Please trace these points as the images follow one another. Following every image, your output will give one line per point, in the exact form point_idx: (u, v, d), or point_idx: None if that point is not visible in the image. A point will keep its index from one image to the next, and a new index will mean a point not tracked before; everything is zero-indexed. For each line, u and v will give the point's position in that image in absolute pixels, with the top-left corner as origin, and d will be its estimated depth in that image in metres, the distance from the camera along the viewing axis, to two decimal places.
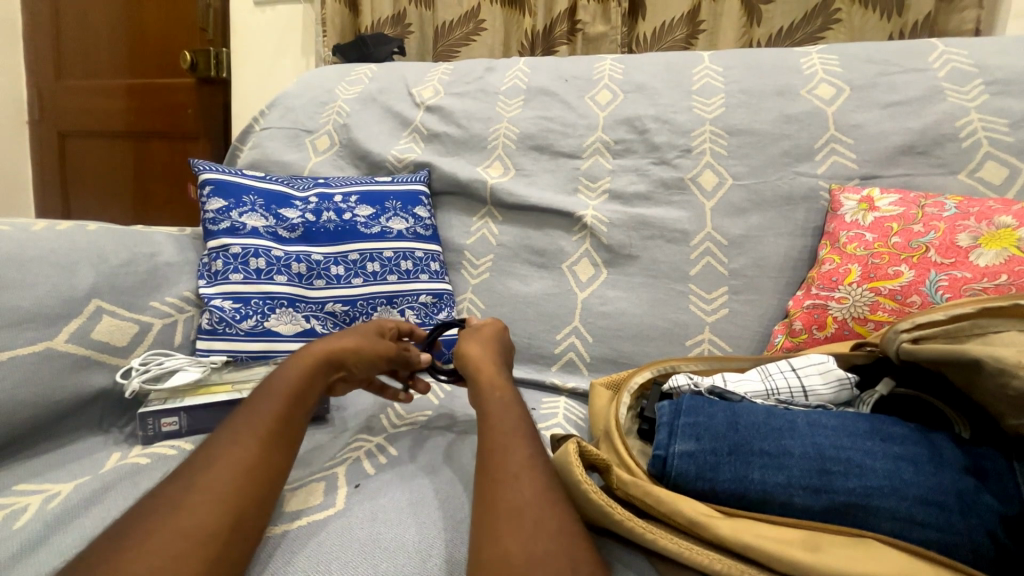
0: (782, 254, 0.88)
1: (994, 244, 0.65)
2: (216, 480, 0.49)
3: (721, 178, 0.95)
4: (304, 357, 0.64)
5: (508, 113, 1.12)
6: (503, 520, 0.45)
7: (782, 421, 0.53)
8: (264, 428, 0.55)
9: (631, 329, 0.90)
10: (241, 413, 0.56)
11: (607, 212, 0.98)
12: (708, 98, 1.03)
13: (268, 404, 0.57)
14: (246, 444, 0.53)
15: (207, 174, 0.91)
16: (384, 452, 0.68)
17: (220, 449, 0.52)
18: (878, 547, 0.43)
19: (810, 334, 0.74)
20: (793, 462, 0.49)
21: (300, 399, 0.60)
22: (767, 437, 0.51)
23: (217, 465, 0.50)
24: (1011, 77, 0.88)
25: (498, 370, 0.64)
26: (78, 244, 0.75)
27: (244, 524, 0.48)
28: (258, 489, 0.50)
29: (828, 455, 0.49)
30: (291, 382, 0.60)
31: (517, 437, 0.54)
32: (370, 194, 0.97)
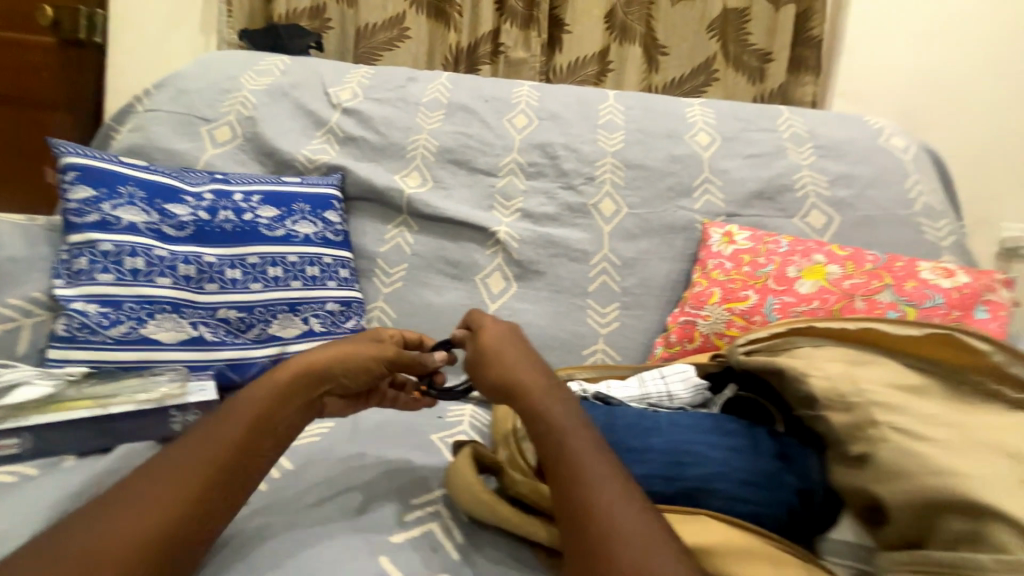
0: (665, 276, 1.02)
1: (813, 276, 0.83)
2: (154, 502, 0.47)
3: (618, 206, 1.07)
4: (284, 375, 0.59)
5: (428, 125, 1.14)
6: (590, 545, 0.44)
7: (648, 422, 0.62)
8: (215, 452, 0.52)
9: (536, 340, 0.97)
10: (192, 434, 0.54)
11: (519, 229, 1.04)
12: (611, 134, 1.15)
13: (232, 427, 0.54)
14: (183, 470, 0.50)
15: (71, 157, 0.80)
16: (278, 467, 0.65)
17: (163, 475, 0.49)
18: (711, 522, 0.52)
19: (683, 346, 0.87)
20: (653, 455, 0.57)
21: (264, 415, 0.56)
22: (634, 435, 0.60)
23: (154, 494, 0.48)
24: (830, 145, 1.12)
25: (533, 363, 0.58)
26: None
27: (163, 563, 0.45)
28: (189, 523, 0.48)
29: (680, 448, 0.58)
30: (262, 407, 0.57)
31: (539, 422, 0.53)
32: (275, 195, 0.92)
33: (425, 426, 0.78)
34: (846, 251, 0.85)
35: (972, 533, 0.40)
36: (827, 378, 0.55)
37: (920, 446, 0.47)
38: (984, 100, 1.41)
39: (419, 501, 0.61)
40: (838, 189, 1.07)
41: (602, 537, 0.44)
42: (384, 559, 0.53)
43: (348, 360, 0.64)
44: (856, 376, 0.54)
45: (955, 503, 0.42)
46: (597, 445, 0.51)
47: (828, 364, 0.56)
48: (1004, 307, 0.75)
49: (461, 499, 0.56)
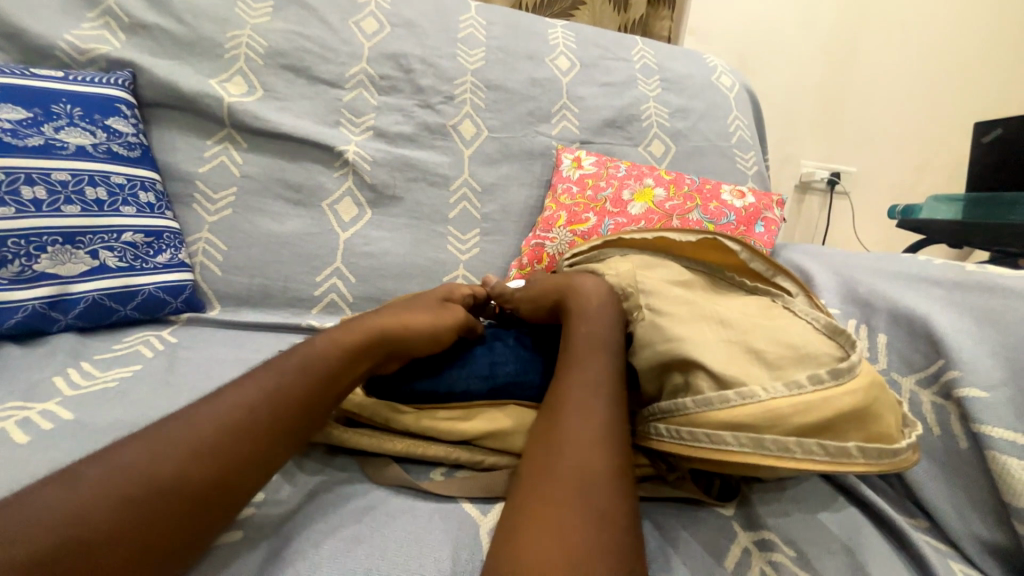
0: (523, 201, 1.04)
1: (642, 199, 0.91)
2: (168, 452, 0.41)
3: (478, 129, 1.04)
4: (363, 325, 0.55)
5: (252, 19, 0.94)
6: (546, 469, 0.42)
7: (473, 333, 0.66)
8: (214, 440, 0.42)
9: (394, 268, 0.93)
10: (209, 406, 0.45)
11: (371, 150, 0.96)
12: (471, 49, 1.08)
13: (271, 381, 0.48)
14: (175, 461, 0.40)
15: None
16: (51, 419, 0.55)
17: (151, 458, 0.40)
18: (515, 407, 0.58)
19: (533, 267, 0.92)
20: (471, 360, 0.61)
21: (288, 401, 0.47)
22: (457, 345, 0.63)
23: (136, 489, 0.38)
24: (673, 78, 1.21)
25: (600, 308, 0.57)
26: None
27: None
28: (178, 487, 0.39)
29: (496, 351, 0.62)
30: (318, 365, 0.50)
31: (569, 356, 0.52)
32: (20, 92, 0.70)
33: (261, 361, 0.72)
34: (670, 175, 0.95)
35: (686, 384, 0.50)
36: (616, 275, 0.62)
37: (663, 318, 0.54)
38: (799, 49, 1.63)
39: None
40: (676, 121, 1.17)
41: (563, 469, 0.41)
42: None
43: (417, 314, 0.60)
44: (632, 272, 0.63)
45: (678, 361, 0.50)
46: (609, 388, 0.49)
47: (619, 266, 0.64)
48: (777, 223, 0.93)
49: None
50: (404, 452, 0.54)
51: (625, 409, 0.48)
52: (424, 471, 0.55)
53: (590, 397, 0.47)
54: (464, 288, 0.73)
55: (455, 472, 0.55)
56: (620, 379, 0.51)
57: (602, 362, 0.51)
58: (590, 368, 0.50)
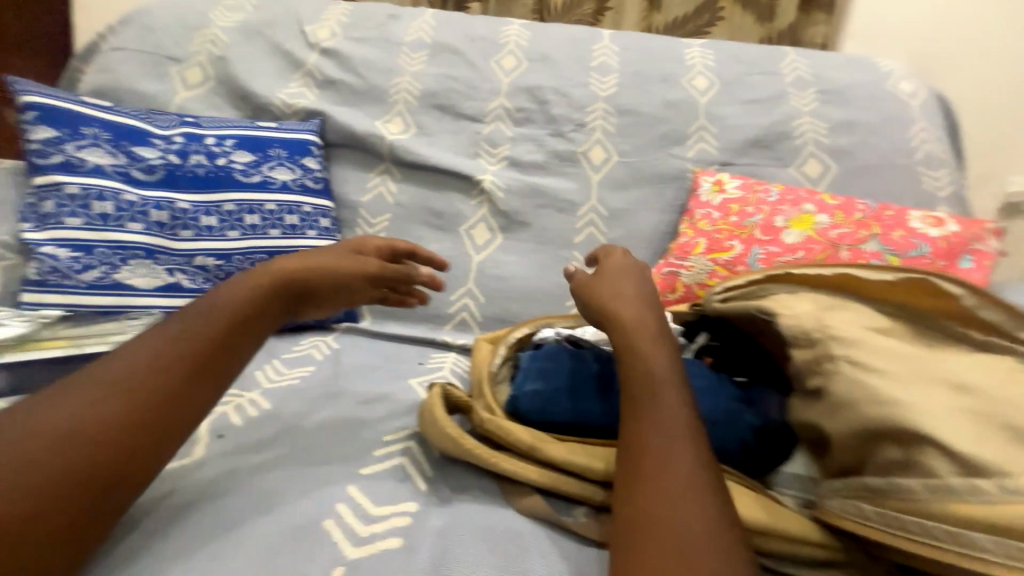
0: (654, 226, 0.99)
1: (801, 226, 0.81)
2: (114, 404, 0.45)
3: (608, 154, 1.04)
4: (261, 278, 0.59)
5: (412, 67, 1.08)
6: (651, 524, 0.41)
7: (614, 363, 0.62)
8: (180, 380, 0.49)
9: (521, 291, 0.95)
10: (111, 368, 0.47)
11: (505, 178, 1.01)
12: (604, 77, 1.09)
13: (190, 336, 0.51)
14: (133, 401, 0.45)
15: (30, 96, 0.74)
16: (254, 406, 0.66)
17: (108, 398, 0.45)
18: None
19: (665, 296, 0.86)
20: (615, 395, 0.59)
21: (235, 338, 0.54)
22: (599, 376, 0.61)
23: (105, 425, 0.44)
24: (835, 89, 1.07)
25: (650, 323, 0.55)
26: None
27: (92, 513, 0.42)
28: (131, 437, 0.44)
29: None
30: (225, 313, 0.54)
31: (640, 405, 0.49)
32: (250, 140, 0.89)
33: (405, 371, 0.78)
34: (837, 200, 0.83)
35: (904, 460, 0.42)
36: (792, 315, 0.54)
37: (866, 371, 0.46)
38: (1007, 42, 1.32)
39: (389, 438, 0.62)
40: (839, 136, 1.03)
41: (656, 546, 0.40)
42: (352, 489, 0.54)
43: (331, 262, 0.64)
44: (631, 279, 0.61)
45: (892, 428, 0.43)
46: (685, 428, 0.47)
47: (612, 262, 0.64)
48: (991, 256, 0.75)
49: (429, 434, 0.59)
50: (551, 487, 0.53)
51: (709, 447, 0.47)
52: (567, 508, 0.54)
53: (670, 460, 0.44)
54: (379, 239, 0.71)
55: (599, 515, 0.53)
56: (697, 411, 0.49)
57: (676, 414, 0.48)
58: (662, 403, 0.48)
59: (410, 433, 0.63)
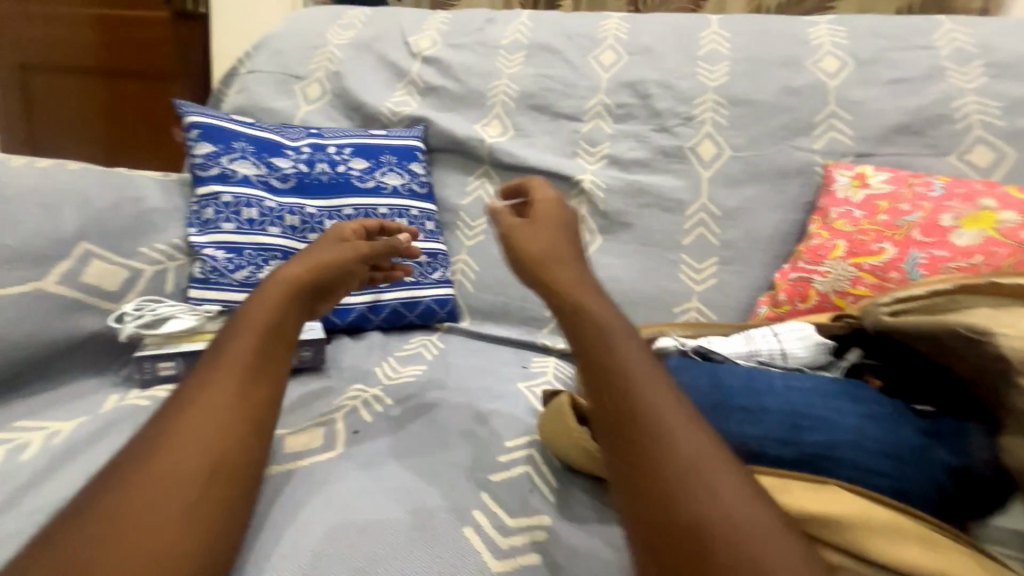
0: (774, 227, 0.90)
1: (975, 225, 0.69)
2: (204, 419, 0.46)
3: (720, 149, 0.95)
4: (283, 279, 0.59)
5: (509, 69, 1.08)
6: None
7: (759, 380, 0.54)
8: (260, 370, 0.52)
9: (623, 295, 0.91)
10: (196, 387, 0.48)
11: (606, 178, 0.97)
12: (713, 66, 1.00)
13: (244, 340, 0.52)
14: (218, 401, 0.48)
15: (193, 116, 0.85)
16: (379, 401, 0.68)
17: (197, 407, 0.47)
18: (841, 491, 0.45)
19: (793, 305, 0.78)
20: (769, 416, 0.50)
21: (290, 326, 0.58)
22: (746, 393, 0.53)
23: (205, 429, 0.46)
24: (1011, 60, 0.89)
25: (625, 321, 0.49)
26: (33, 191, 0.66)
27: (230, 504, 0.45)
28: (229, 446, 0.46)
29: (798, 410, 0.51)
30: (264, 313, 0.56)
31: (630, 396, 0.43)
32: (364, 147, 0.94)
33: (512, 374, 0.77)
34: None
35: None
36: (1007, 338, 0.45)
37: None
38: None
39: (512, 445, 0.60)
40: (1017, 117, 0.85)
41: None
42: (485, 495, 0.54)
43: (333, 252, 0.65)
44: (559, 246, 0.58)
45: None
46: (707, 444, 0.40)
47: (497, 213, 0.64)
48: None
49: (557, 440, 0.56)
50: None
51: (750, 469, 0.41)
52: None
53: (668, 435, 0.41)
54: (353, 223, 0.72)
55: None
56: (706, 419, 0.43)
57: (659, 385, 0.44)
58: (670, 411, 0.42)
59: (529, 441, 0.62)
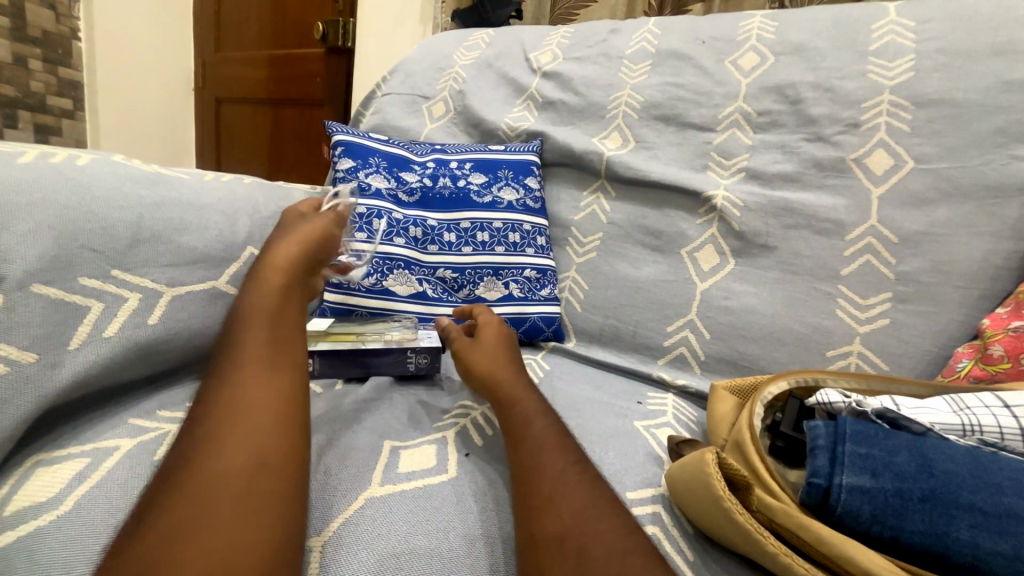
0: (979, 259, 0.70)
1: None
2: (244, 417, 0.47)
3: (898, 160, 0.77)
4: (274, 276, 0.61)
5: (632, 79, 1.02)
6: None
7: (998, 473, 0.41)
8: (279, 360, 0.54)
9: (759, 330, 0.79)
10: (231, 389, 0.50)
11: (743, 194, 0.85)
12: (891, 61, 0.82)
13: (262, 336, 0.55)
14: (255, 392, 0.50)
15: (339, 135, 0.94)
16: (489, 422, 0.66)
17: (227, 410, 0.48)
18: None
19: (1017, 364, 0.59)
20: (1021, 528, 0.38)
21: (290, 310, 0.60)
22: (981, 491, 0.39)
23: (237, 426, 0.47)
24: None
25: (555, 434, 0.54)
26: (218, 200, 0.75)
27: (288, 490, 0.45)
28: (278, 436, 0.47)
29: None
30: (270, 306, 0.58)
31: (544, 515, 0.45)
32: (484, 162, 0.95)
33: (625, 409, 0.71)
34: None
35: None
36: None
37: None
38: None
39: (635, 497, 0.53)
40: None
41: None
42: None
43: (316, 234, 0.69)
44: (515, 391, 0.60)
45: None
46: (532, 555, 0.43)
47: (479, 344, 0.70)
48: None
49: (700, 502, 0.46)
50: None
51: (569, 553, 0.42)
52: None
53: (585, 524, 0.44)
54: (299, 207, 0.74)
55: None
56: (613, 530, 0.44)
57: (577, 486, 0.47)
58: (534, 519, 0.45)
59: (654, 495, 0.54)
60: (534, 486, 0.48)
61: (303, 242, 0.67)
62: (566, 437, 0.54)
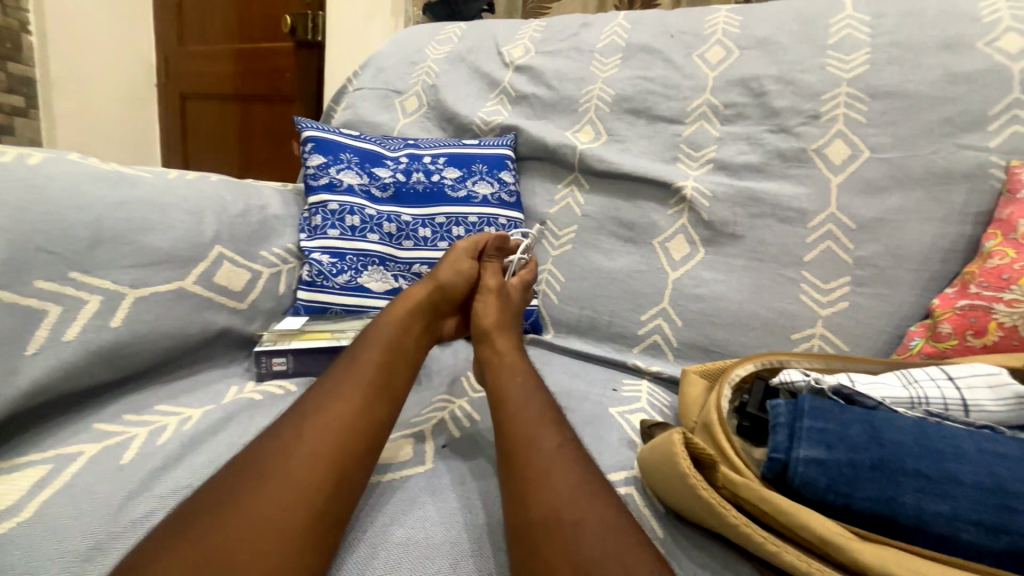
0: (929, 242, 0.74)
1: None
2: (326, 431, 0.50)
3: (855, 150, 0.81)
4: (399, 307, 0.67)
5: (603, 73, 1.03)
6: None
7: (941, 440, 0.43)
8: (371, 382, 0.56)
9: (728, 316, 0.82)
10: (321, 401, 0.53)
11: (712, 185, 0.88)
12: (848, 54, 0.85)
13: (367, 358, 0.58)
14: (345, 409, 0.52)
15: (309, 131, 0.92)
16: (467, 414, 0.67)
17: (313, 420, 0.51)
18: None
19: (963, 341, 0.64)
20: (960, 490, 0.40)
21: (405, 340, 0.64)
22: (925, 457, 0.42)
23: (318, 438, 0.49)
24: None
25: (543, 411, 0.55)
26: (183, 199, 0.73)
27: (343, 503, 0.46)
28: (352, 453, 0.50)
29: (1005, 487, 0.40)
30: (389, 333, 0.63)
31: (535, 492, 0.47)
32: (457, 157, 0.95)
33: (601, 396, 0.72)
34: None
35: None
36: None
37: None
38: None
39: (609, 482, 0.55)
40: None
41: None
42: None
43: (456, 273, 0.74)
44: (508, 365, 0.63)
45: None
46: (521, 525, 0.45)
47: (485, 312, 0.72)
48: None
49: (668, 481, 0.48)
50: None
51: (564, 523, 0.44)
52: None
53: (577, 499, 0.46)
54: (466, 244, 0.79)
55: None
56: (601, 502, 0.45)
57: (566, 464, 0.49)
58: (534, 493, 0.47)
59: (628, 477, 0.55)
60: (529, 463, 0.49)
61: (445, 281, 0.73)
62: (558, 419, 0.55)
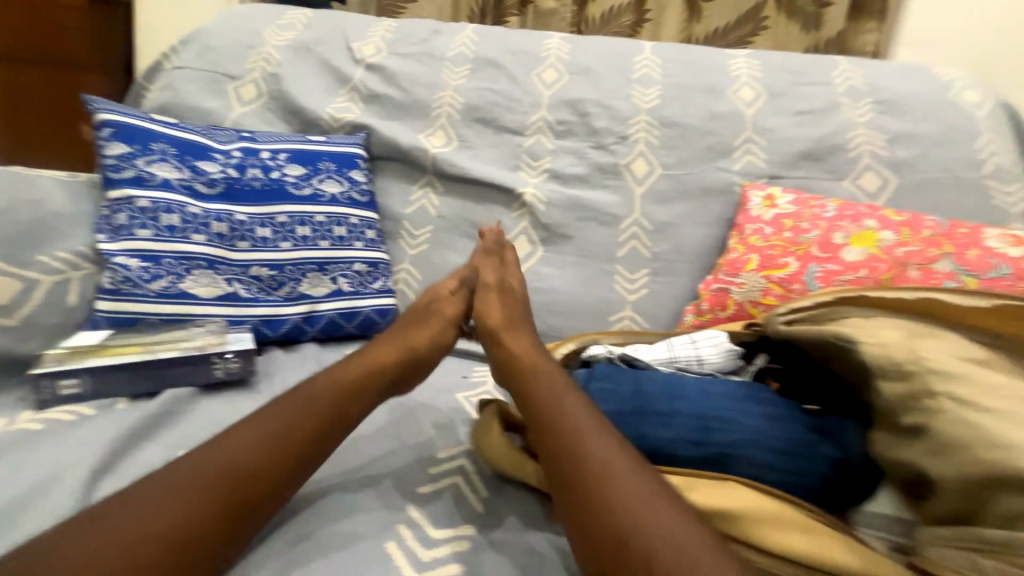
0: (699, 241, 0.97)
1: (861, 243, 0.80)
2: (239, 461, 0.52)
3: (651, 167, 1.01)
4: (365, 357, 0.66)
5: (454, 81, 1.09)
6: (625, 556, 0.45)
7: (676, 385, 0.61)
8: (307, 426, 0.57)
9: (561, 305, 0.95)
10: (246, 430, 0.55)
11: (547, 192, 1.00)
12: (646, 89, 1.06)
13: (301, 401, 0.59)
14: (263, 445, 0.54)
15: (104, 113, 0.79)
16: None
17: (233, 455, 0.52)
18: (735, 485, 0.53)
19: (714, 314, 0.86)
20: (681, 420, 0.58)
21: (369, 387, 0.63)
22: (662, 399, 0.60)
23: (229, 470, 0.51)
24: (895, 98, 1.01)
25: (565, 383, 0.60)
26: None
27: (223, 529, 0.49)
28: (255, 488, 0.51)
29: (708, 413, 0.58)
30: (348, 378, 0.63)
31: (566, 443, 0.53)
32: (301, 153, 0.90)
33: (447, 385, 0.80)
34: (902, 216, 0.82)
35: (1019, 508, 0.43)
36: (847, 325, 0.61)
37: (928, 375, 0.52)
38: None
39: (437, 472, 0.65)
40: (897, 147, 0.97)
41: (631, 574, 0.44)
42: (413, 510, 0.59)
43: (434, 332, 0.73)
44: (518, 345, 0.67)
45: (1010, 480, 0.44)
46: (565, 470, 0.52)
47: (491, 312, 0.73)
48: None
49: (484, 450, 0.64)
50: None
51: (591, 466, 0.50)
52: None
53: (584, 440, 0.53)
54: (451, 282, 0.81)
55: None
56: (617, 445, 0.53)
57: (581, 413, 0.55)
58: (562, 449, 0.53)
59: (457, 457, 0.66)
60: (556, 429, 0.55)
61: (427, 329, 0.73)
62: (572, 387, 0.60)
